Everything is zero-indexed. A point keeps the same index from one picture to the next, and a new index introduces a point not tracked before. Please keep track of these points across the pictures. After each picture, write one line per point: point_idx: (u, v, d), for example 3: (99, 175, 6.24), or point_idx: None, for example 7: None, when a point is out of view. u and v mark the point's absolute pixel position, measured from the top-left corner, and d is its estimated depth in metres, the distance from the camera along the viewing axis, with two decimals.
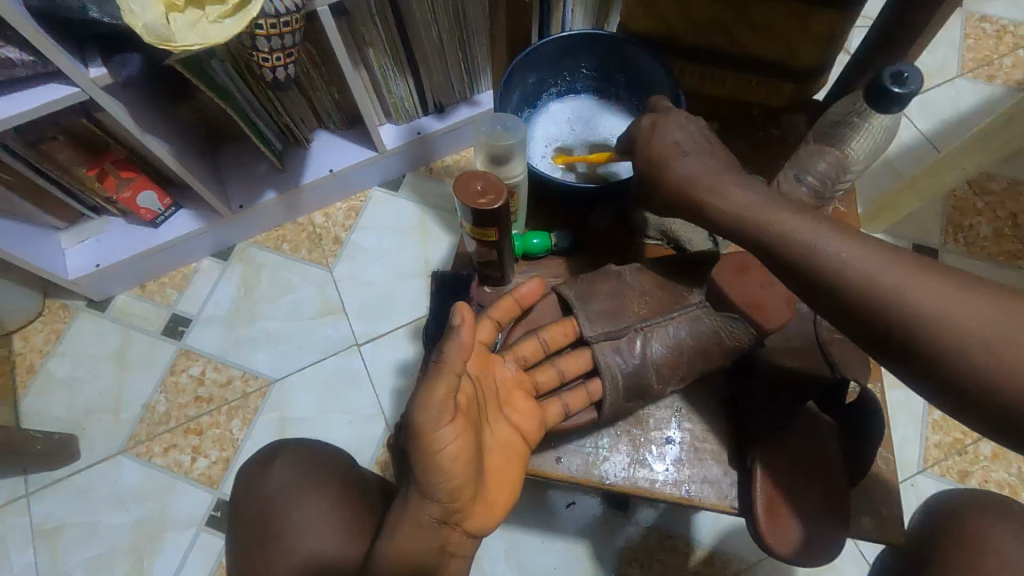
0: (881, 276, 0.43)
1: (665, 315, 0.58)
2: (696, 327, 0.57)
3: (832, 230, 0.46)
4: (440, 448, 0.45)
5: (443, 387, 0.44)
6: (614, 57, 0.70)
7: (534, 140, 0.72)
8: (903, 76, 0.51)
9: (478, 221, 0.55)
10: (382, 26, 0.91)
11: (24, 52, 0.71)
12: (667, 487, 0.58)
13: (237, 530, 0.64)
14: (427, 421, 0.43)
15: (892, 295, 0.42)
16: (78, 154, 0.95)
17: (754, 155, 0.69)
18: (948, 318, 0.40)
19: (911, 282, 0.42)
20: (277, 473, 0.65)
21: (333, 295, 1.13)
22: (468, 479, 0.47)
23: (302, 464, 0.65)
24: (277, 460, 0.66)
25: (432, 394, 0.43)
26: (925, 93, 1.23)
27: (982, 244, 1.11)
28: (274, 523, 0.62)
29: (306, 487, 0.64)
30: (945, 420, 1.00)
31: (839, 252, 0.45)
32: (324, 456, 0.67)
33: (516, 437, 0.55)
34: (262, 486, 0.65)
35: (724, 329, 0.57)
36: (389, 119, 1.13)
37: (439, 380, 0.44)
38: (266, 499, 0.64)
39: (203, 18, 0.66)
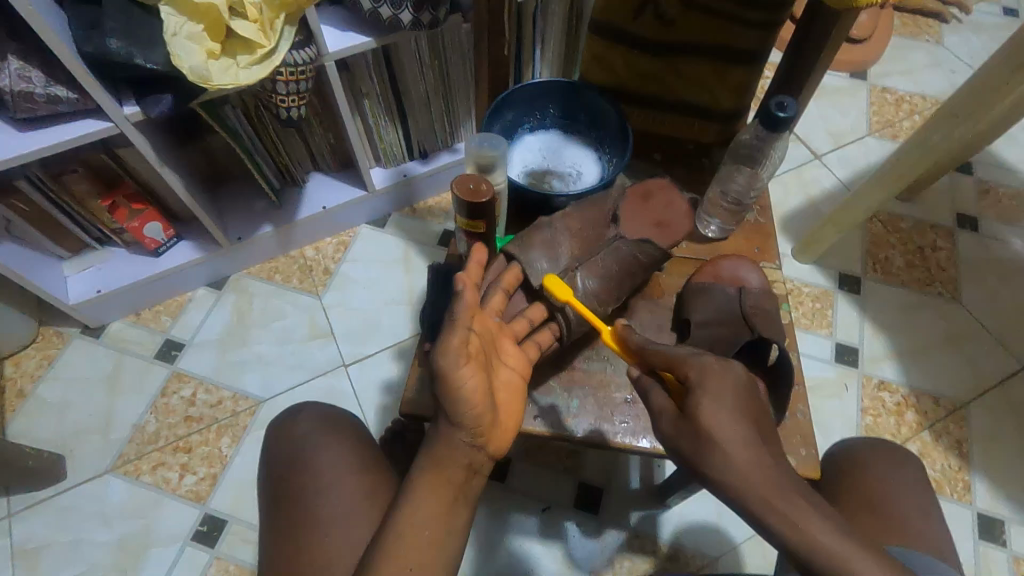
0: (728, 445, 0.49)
1: (593, 252, 0.69)
2: (620, 256, 0.69)
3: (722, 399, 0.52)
4: (465, 384, 0.52)
5: (457, 336, 0.53)
6: (577, 101, 0.85)
7: (512, 163, 0.85)
8: (785, 104, 0.67)
9: (470, 213, 0.67)
10: (377, 80, 1.07)
11: (70, 90, 0.82)
12: (626, 439, 0.70)
13: (266, 475, 0.66)
14: (448, 364, 0.51)
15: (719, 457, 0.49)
16: (94, 186, 1.03)
17: (692, 179, 0.85)
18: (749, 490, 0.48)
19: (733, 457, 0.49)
20: (303, 423, 0.68)
21: (323, 320, 1.21)
22: (493, 413, 0.54)
23: (326, 418, 0.68)
24: (303, 411, 0.69)
25: (449, 342, 0.52)
26: (841, 148, 1.44)
27: (896, 273, 1.28)
28: (301, 465, 0.64)
29: (331, 432, 0.67)
30: (876, 425, 1.13)
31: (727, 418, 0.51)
32: (344, 412, 0.71)
33: (515, 375, 0.60)
34: (285, 435, 0.67)
35: (639, 251, 0.69)
36: (379, 163, 1.26)
37: (455, 330, 0.53)
38: (292, 444, 0.66)
39: (235, 65, 0.79)
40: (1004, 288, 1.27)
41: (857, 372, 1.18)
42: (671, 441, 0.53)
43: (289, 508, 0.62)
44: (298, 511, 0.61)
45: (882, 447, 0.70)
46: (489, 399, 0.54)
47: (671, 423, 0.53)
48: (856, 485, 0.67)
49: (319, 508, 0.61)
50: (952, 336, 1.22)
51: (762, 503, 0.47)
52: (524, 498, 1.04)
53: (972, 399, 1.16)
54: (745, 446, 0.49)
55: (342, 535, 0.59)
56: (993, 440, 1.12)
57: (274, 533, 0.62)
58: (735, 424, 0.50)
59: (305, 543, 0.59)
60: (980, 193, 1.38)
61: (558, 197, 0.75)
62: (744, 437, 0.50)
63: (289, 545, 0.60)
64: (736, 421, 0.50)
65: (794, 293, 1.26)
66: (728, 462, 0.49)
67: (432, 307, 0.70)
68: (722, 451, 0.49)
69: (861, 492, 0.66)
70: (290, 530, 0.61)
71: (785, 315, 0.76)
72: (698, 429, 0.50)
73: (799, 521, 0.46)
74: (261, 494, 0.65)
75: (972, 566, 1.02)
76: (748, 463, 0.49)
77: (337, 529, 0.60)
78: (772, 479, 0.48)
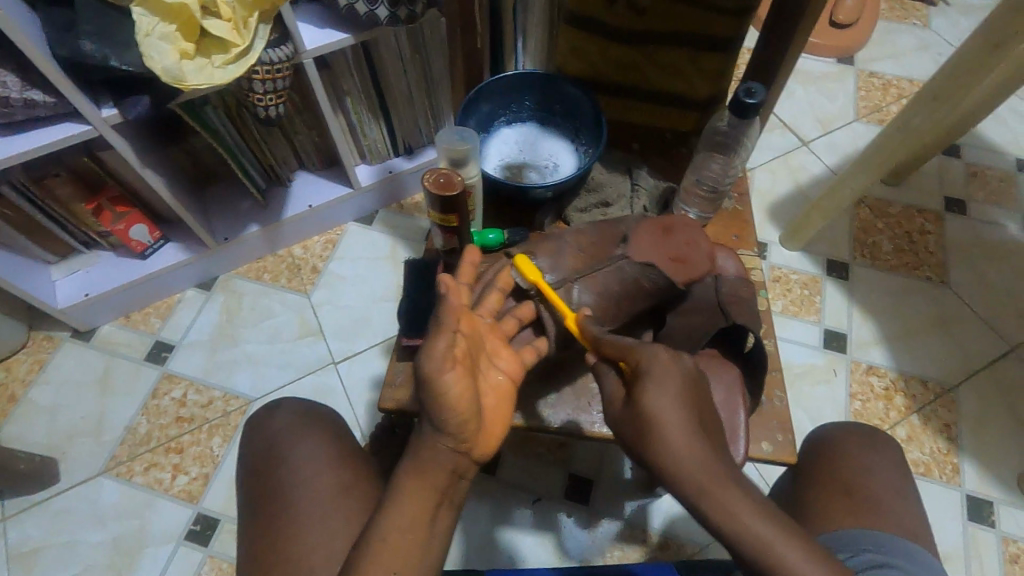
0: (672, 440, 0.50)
1: (594, 268, 0.68)
2: (622, 277, 0.67)
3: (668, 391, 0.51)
4: (450, 389, 0.50)
5: (445, 342, 0.50)
6: (553, 93, 0.85)
7: (489, 157, 0.86)
8: (752, 90, 0.67)
9: (442, 206, 0.68)
10: (358, 77, 1.06)
11: (47, 94, 0.82)
12: (606, 428, 0.71)
13: (244, 471, 0.66)
14: (432, 368, 0.49)
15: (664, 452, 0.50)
16: (77, 190, 1.03)
17: (669, 169, 0.87)
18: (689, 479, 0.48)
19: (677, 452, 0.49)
20: (280, 420, 0.69)
21: (312, 318, 1.22)
22: (479, 420, 0.53)
23: (302, 414, 0.69)
24: (279, 409, 0.70)
25: (434, 345, 0.50)
26: (828, 134, 1.44)
27: (884, 257, 1.28)
28: (278, 460, 0.65)
29: (307, 428, 0.68)
30: (865, 410, 1.13)
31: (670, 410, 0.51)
32: (320, 409, 0.72)
33: (506, 380, 0.58)
34: (262, 431, 0.68)
35: (643, 275, 0.68)
36: (364, 160, 1.25)
37: (442, 335, 0.50)
38: (268, 439, 0.67)
39: (209, 64, 0.79)
40: (992, 270, 1.27)
41: (845, 358, 1.18)
42: (619, 428, 0.53)
43: (265, 502, 0.63)
44: (274, 504, 0.62)
45: (857, 430, 0.71)
46: (475, 407, 0.52)
47: (621, 408, 0.54)
48: (833, 468, 0.67)
49: (294, 501, 0.62)
50: (940, 320, 1.22)
51: (696, 491, 0.48)
52: (514, 491, 1.05)
53: (960, 381, 1.16)
54: (687, 437, 0.50)
55: (317, 527, 0.60)
56: (982, 421, 1.12)
57: (250, 528, 0.62)
58: (678, 412, 0.51)
59: (280, 536, 0.60)
60: (968, 176, 1.38)
61: (535, 188, 0.75)
62: (687, 425, 0.50)
63: (264, 538, 0.60)
64: (680, 409, 0.51)
65: (782, 280, 1.26)
66: (671, 457, 0.49)
67: (409, 301, 0.71)
68: (662, 437, 0.50)
69: (838, 476, 0.66)
70: (266, 523, 0.61)
71: (761, 302, 0.78)
72: (640, 417, 0.51)
73: (732, 505, 0.47)
74: (239, 490, 0.66)
75: (961, 547, 1.02)
76: (691, 454, 0.49)
77: (312, 521, 0.60)
78: (710, 466, 0.48)
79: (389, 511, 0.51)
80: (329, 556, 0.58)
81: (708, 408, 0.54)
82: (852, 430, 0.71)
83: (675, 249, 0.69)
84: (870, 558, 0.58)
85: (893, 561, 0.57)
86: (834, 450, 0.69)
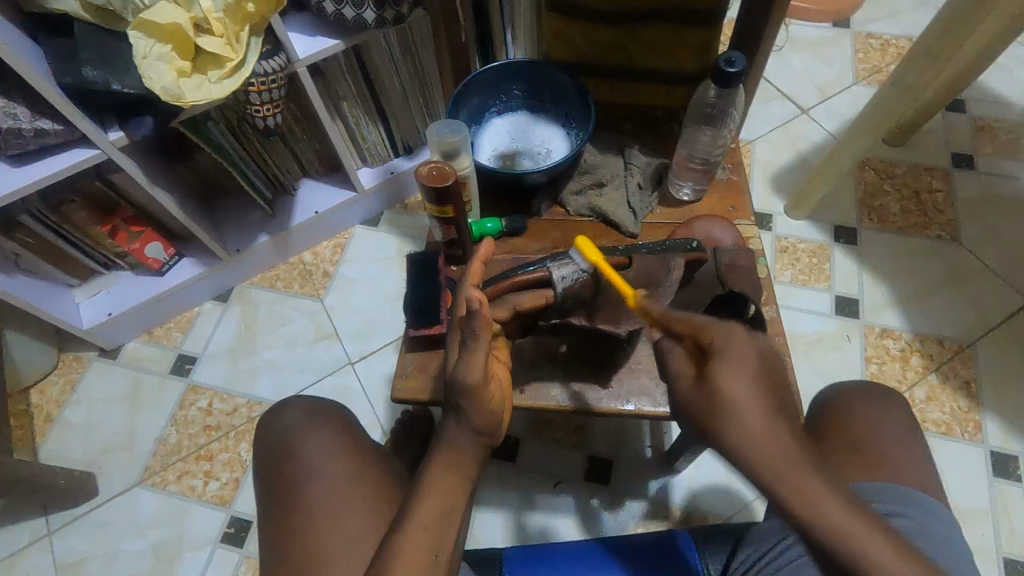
0: (747, 428, 0.47)
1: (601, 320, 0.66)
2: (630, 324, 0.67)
3: (736, 366, 0.49)
4: (489, 394, 0.52)
5: (481, 351, 0.51)
6: (540, 79, 0.87)
7: (482, 147, 0.88)
8: (733, 59, 0.68)
9: (438, 199, 0.70)
10: (352, 81, 1.08)
11: (56, 122, 0.85)
12: (612, 403, 0.72)
13: (259, 466, 0.69)
14: (473, 378, 0.51)
15: (731, 416, 0.48)
16: (92, 213, 1.07)
17: (662, 146, 0.88)
18: (755, 455, 0.46)
19: (750, 426, 0.47)
20: (290, 415, 0.71)
21: (326, 321, 1.24)
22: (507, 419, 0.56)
23: (312, 408, 0.72)
24: (289, 405, 0.72)
25: (475, 358, 0.50)
26: (829, 100, 1.42)
27: (893, 219, 1.27)
28: (291, 453, 0.67)
29: (316, 422, 0.70)
30: (882, 372, 1.12)
31: (735, 386, 0.48)
32: (327, 404, 0.74)
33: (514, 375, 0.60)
34: (274, 426, 0.70)
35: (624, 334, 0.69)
36: (365, 163, 1.27)
37: (479, 347, 0.50)
38: (280, 435, 0.69)
39: (206, 80, 0.82)
40: (1004, 224, 1.25)
41: (859, 323, 1.17)
42: (688, 406, 0.51)
43: (281, 495, 0.65)
44: (289, 496, 0.64)
45: (863, 387, 0.71)
46: (505, 405, 0.54)
47: (689, 387, 0.51)
48: (836, 424, 0.68)
49: (306, 492, 0.64)
50: (953, 278, 1.20)
51: (772, 479, 0.46)
52: (536, 476, 1.06)
53: (978, 338, 1.15)
54: (762, 420, 0.47)
55: (331, 515, 0.62)
56: (1002, 377, 1.11)
57: (268, 521, 0.64)
58: (752, 396, 0.48)
59: (296, 525, 0.62)
60: (974, 130, 1.35)
61: (529, 174, 0.77)
62: (764, 404, 0.47)
63: (281, 528, 0.63)
64: (757, 390, 0.48)
65: (790, 250, 1.25)
66: (742, 434, 0.47)
67: (412, 296, 0.72)
68: (738, 416, 0.47)
69: (844, 435, 0.67)
70: (283, 515, 0.64)
71: (762, 270, 0.79)
72: (715, 395, 0.48)
73: (810, 493, 0.45)
74: (255, 484, 0.68)
75: (988, 504, 1.01)
76: (760, 437, 0.46)
77: (325, 511, 0.62)
78: (787, 451, 0.46)
79: (407, 498, 0.53)
80: (344, 544, 0.60)
81: (787, 388, 0.50)
82: (865, 387, 0.71)
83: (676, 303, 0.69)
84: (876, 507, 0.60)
85: (902, 510, 0.59)
86: (842, 408, 0.69)
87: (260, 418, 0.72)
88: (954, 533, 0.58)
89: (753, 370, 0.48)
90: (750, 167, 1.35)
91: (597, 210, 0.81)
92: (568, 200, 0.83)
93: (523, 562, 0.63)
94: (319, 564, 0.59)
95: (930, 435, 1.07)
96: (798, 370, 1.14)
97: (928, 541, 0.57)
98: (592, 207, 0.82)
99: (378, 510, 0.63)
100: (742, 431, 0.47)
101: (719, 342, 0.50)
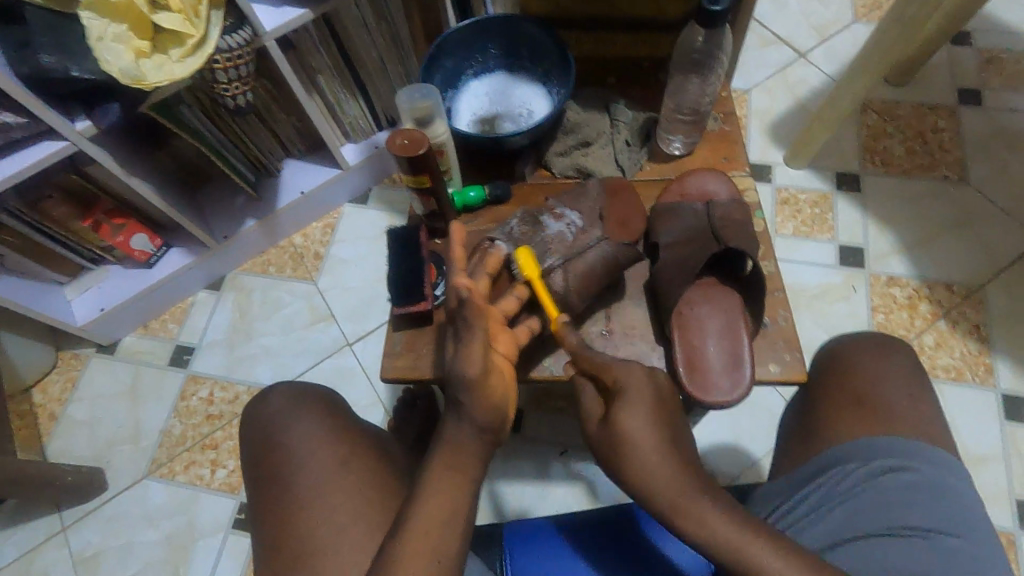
0: (647, 461, 0.52)
1: (579, 251, 0.67)
2: (605, 259, 0.67)
3: (634, 406, 0.54)
4: (491, 386, 0.53)
5: (476, 342, 0.52)
6: (516, 35, 0.83)
7: (460, 112, 0.84)
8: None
9: (412, 169, 0.68)
10: (326, 53, 1.03)
11: (19, 115, 0.82)
12: None
13: (247, 456, 0.68)
14: (472, 372, 0.51)
15: (629, 455, 0.52)
16: (72, 208, 1.04)
17: (649, 99, 0.84)
18: (653, 486, 0.51)
19: (649, 460, 0.52)
20: (276, 402, 0.70)
21: (321, 303, 1.23)
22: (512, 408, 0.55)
23: (298, 394, 0.71)
24: (274, 391, 0.71)
25: (471, 350, 0.52)
26: (826, 41, 1.36)
27: (896, 162, 1.22)
28: (279, 442, 0.66)
29: (303, 408, 0.69)
30: (889, 321, 1.10)
31: (634, 423, 0.53)
32: (314, 388, 0.73)
33: (506, 364, 0.56)
34: (260, 416, 0.70)
35: (622, 255, 0.68)
36: (348, 139, 1.23)
37: (474, 337, 0.53)
38: (267, 423, 0.68)
39: (168, 60, 0.78)
40: (1014, 160, 1.20)
41: (864, 272, 1.14)
42: (594, 443, 0.56)
43: (272, 485, 0.64)
44: (279, 484, 0.64)
45: (865, 338, 0.69)
46: (509, 399, 0.54)
47: (597, 428, 0.56)
48: (836, 377, 0.66)
49: (295, 478, 0.63)
50: (961, 220, 1.16)
51: (669, 507, 0.50)
52: (540, 444, 1.06)
53: (988, 280, 1.11)
54: (658, 454, 0.52)
55: (320, 501, 0.61)
56: (1012, 318, 1.08)
57: (260, 510, 0.64)
58: (652, 432, 0.53)
59: (287, 512, 0.62)
60: (981, 63, 1.29)
61: (510, 137, 0.74)
62: (657, 439, 0.53)
63: (271, 516, 0.62)
64: (654, 427, 0.53)
65: (790, 202, 1.21)
66: (642, 469, 0.52)
67: (394, 271, 0.70)
68: (636, 453, 0.52)
69: (847, 388, 0.65)
70: (275, 504, 0.63)
71: (759, 224, 0.76)
72: (619, 434, 0.53)
73: (705, 520, 0.49)
74: (245, 474, 0.68)
75: (1000, 448, 1.00)
76: (658, 468, 0.51)
77: (314, 497, 0.62)
78: (681, 480, 0.51)
79: None
80: (337, 531, 0.59)
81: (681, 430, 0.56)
82: (873, 341, 0.68)
83: (621, 215, 0.73)
84: (882, 464, 0.58)
85: (910, 465, 0.57)
86: (845, 361, 0.67)
87: (246, 408, 0.71)
88: (965, 488, 0.57)
89: (648, 408, 0.54)
90: (747, 118, 1.29)
91: (582, 169, 0.79)
92: (552, 159, 0.80)
93: (520, 531, 0.63)
94: (312, 550, 0.59)
95: (939, 381, 1.05)
96: (802, 323, 1.12)
97: (936, 497, 0.55)
98: (577, 165, 0.79)
99: (371, 492, 0.62)
100: (637, 468, 0.52)
101: (619, 374, 0.57)
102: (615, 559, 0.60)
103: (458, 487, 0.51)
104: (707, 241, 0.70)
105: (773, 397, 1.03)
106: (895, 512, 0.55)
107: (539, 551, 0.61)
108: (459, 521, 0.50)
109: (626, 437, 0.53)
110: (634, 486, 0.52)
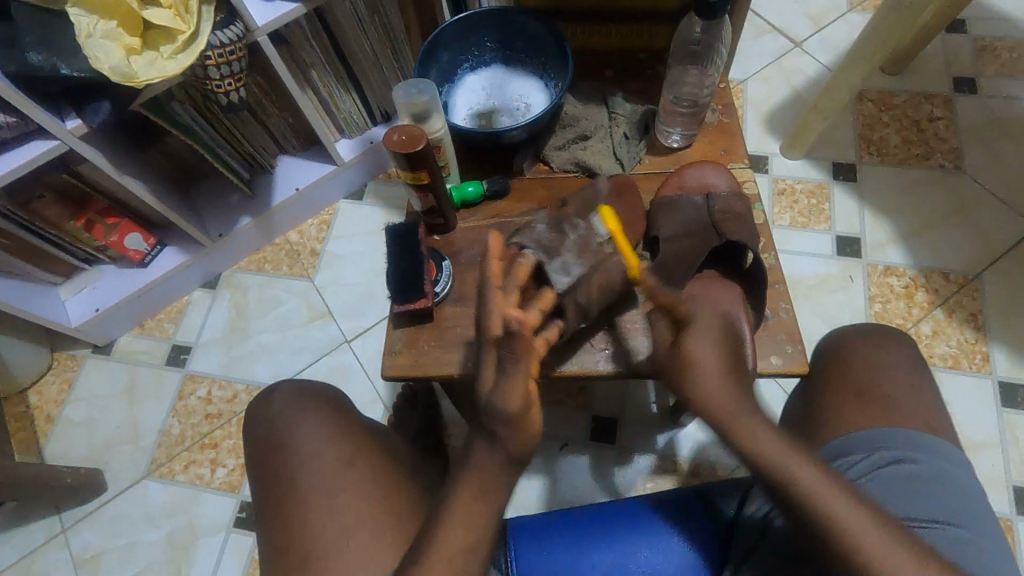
0: (713, 384, 0.57)
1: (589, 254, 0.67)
2: None
3: (702, 336, 0.59)
4: (531, 418, 0.51)
5: (521, 376, 0.49)
6: (512, 28, 0.82)
7: (457, 107, 0.84)
8: None
9: (410, 165, 0.67)
10: (319, 47, 1.02)
11: (7, 115, 0.81)
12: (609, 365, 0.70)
13: (250, 456, 0.68)
14: (513, 409, 0.49)
15: (694, 377, 0.58)
16: (64, 208, 1.03)
17: (647, 91, 0.84)
18: (711, 405, 0.56)
19: (713, 383, 0.57)
20: (278, 402, 0.70)
21: (318, 301, 1.22)
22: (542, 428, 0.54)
23: (300, 393, 0.70)
24: (276, 392, 0.71)
25: (514, 384, 0.49)
26: (822, 30, 1.35)
27: (892, 152, 1.22)
28: (281, 441, 0.66)
29: (305, 407, 0.69)
30: (886, 310, 1.10)
31: (701, 351, 0.58)
32: (316, 387, 0.73)
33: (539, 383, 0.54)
34: (262, 415, 0.69)
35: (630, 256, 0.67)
36: (343, 135, 1.22)
37: (519, 370, 0.49)
38: (269, 422, 0.68)
39: (159, 57, 0.77)
40: (1009, 148, 1.20)
41: (861, 262, 1.14)
42: (666, 363, 0.60)
43: (275, 485, 0.64)
44: (282, 483, 0.63)
45: (865, 330, 0.69)
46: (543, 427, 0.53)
47: (665, 348, 0.61)
48: (837, 368, 0.67)
49: (299, 478, 0.63)
50: (957, 209, 1.17)
51: (722, 423, 0.56)
52: (541, 439, 1.06)
53: (984, 269, 1.12)
54: (719, 379, 0.57)
55: (325, 501, 0.61)
56: (1008, 306, 1.09)
57: (263, 510, 0.63)
58: (717, 361, 0.58)
59: (292, 512, 0.61)
60: (976, 51, 1.29)
61: (508, 132, 0.73)
62: (720, 366, 0.58)
63: (276, 517, 0.62)
64: (719, 356, 0.58)
65: (787, 192, 1.21)
66: (703, 389, 0.57)
67: (393, 270, 0.69)
68: (699, 376, 0.57)
69: (848, 379, 0.65)
70: (278, 505, 0.63)
71: (759, 216, 0.76)
72: (685, 358, 0.58)
73: (754, 437, 0.54)
74: (248, 473, 0.68)
75: (997, 435, 1.01)
76: (718, 391, 0.57)
77: (318, 497, 0.62)
78: (739, 403, 0.56)
79: None
80: (342, 531, 0.59)
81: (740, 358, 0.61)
82: (869, 331, 0.69)
83: (625, 214, 0.73)
84: (885, 454, 0.58)
85: (911, 455, 0.58)
86: (845, 352, 0.67)
87: (248, 407, 0.71)
88: (967, 476, 0.57)
89: (715, 341, 0.59)
90: (743, 108, 1.29)
91: (581, 163, 0.78)
92: (551, 156, 0.79)
93: (524, 526, 0.63)
94: (316, 550, 0.59)
95: (936, 370, 1.05)
96: (800, 313, 1.12)
97: (938, 486, 0.56)
98: (576, 160, 0.79)
99: (376, 491, 0.62)
100: (700, 388, 0.57)
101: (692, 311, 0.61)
102: (620, 553, 0.61)
103: (463, 485, 0.51)
104: (708, 234, 0.70)
105: (773, 388, 1.04)
106: (898, 502, 0.55)
107: (544, 547, 0.62)
108: (463, 519, 0.50)
109: (694, 363, 0.58)
110: (696, 403, 0.57)
